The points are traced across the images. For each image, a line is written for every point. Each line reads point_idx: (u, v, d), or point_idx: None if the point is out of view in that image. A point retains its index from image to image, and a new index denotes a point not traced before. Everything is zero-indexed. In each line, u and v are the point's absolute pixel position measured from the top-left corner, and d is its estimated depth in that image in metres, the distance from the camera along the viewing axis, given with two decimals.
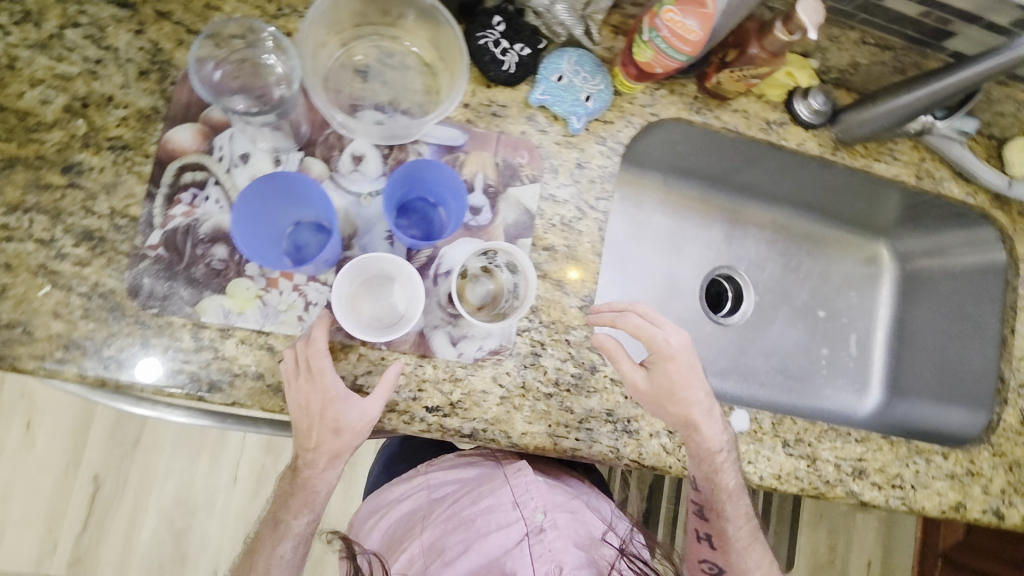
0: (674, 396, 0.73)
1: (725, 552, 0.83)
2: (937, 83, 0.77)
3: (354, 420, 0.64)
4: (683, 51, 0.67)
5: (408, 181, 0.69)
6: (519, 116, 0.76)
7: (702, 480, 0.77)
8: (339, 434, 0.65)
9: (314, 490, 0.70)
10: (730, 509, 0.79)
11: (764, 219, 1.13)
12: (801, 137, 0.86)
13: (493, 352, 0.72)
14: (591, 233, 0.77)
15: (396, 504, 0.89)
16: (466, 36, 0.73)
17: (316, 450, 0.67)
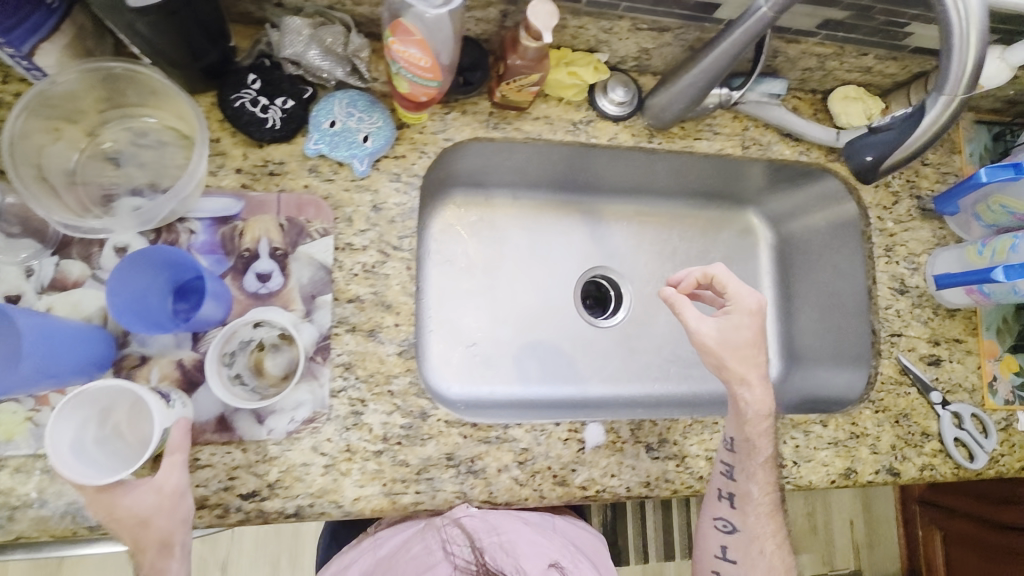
0: (744, 356, 0.74)
1: (743, 514, 0.77)
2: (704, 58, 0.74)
3: (153, 502, 0.58)
4: (429, 79, 0.63)
5: (167, 266, 0.65)
6: (300, 169, 0.72)
7: (740, 440, 0.76)
8: (147, 525, 0.58)
9: None
10: (762, 473, 0.76)
11: (628, 210, 1.10)
12: (611, 131, 0.83)
13: (307, 421, 0.69)
14: (399, 275, 0.74)
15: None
16: (221, 100, 0.69)
17: (136, 548, 0.58)
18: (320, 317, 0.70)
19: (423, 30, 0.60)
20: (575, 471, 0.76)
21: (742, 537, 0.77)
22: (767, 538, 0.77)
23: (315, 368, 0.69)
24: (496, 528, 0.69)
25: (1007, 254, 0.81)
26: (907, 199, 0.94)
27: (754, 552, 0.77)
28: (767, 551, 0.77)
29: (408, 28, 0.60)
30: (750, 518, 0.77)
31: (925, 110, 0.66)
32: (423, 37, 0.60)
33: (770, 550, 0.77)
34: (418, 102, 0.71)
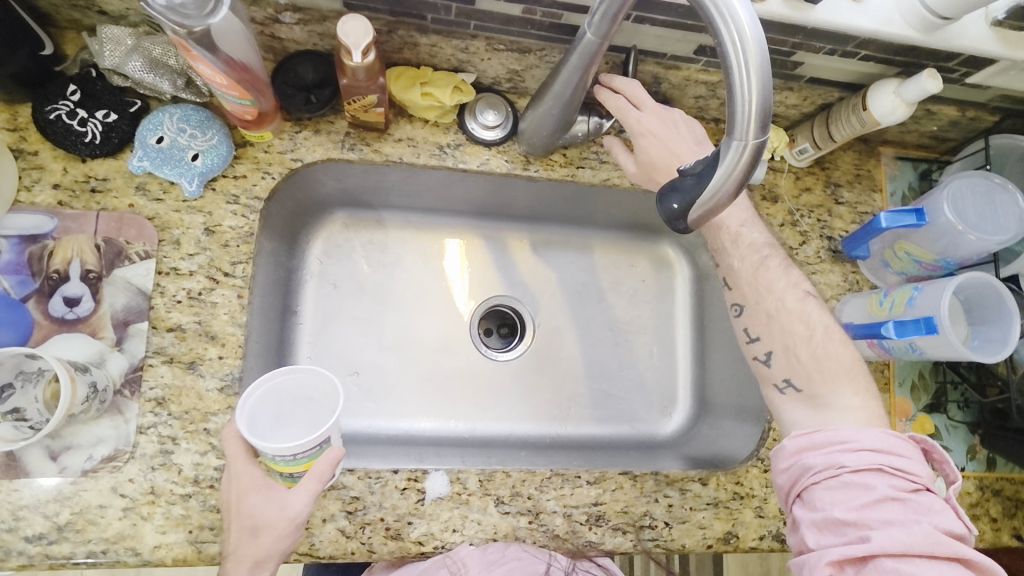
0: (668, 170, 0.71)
1: (739, 290, 0.75)
2: (552, 83, 0.66)
3: (274, 516, 0.60)
4: (231, 92, 0.60)
5: None
6: (126, 187, 0.68)
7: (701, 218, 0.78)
8: (257, 535, 0.60)
9: None
10: (736, 243, 0.75)
11: (535, 236, 1.04)
12: (483, 155, 0.78)
13: (107, 459, 0.63)
14: (228, 303, 0.69)
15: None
16: (36, 111, 0.66)
17: (234, 555, 0.60)
18: (132, 346, 0.66)
19: (200, 47, 0.55)
20: (411, 524, 0.69)
21: (750, 314, 0.74)
22: (768, 297, 0.73)
23: (121, 401, 0.64)
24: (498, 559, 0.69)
25: (905, 307, 0.75)
26: (815, 240, 0.87)
27: (766, 318, 0.73)
28: (774, 308, 0.73)
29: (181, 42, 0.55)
30: (745, 288, 0.75)
31: (720, 158, 0.44)
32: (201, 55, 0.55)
33: (776, 305, 0.73)
34: (253, 118, 0.67)
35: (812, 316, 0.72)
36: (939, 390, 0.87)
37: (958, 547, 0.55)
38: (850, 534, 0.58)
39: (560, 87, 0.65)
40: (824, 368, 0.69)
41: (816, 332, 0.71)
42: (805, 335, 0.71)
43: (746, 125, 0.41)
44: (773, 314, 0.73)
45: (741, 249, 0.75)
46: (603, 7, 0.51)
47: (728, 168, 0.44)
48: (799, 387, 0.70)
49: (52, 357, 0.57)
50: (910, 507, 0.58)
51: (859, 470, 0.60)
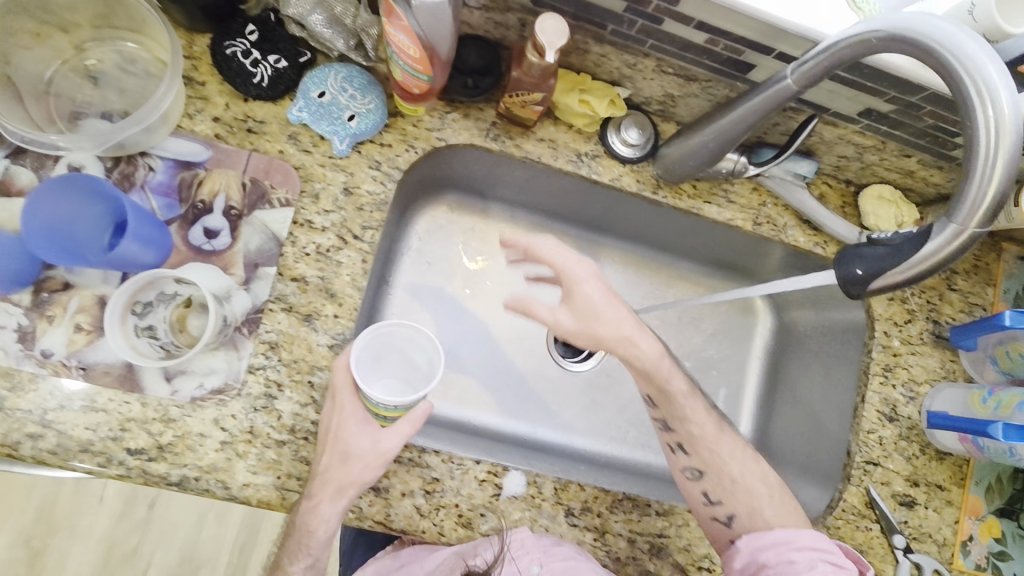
0: (592, 314, 0.70)
1: (697, 454, 0.75)
2: (720, 117, 0.67)
3: (366, 449, 0.63)
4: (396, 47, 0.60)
5: (101, 197, 0.61)
6: (279, 133, 0.70)
7: (655, 395, 0.75)
8: (347, 462, 0.62)
9: (311, 529, 0.63)
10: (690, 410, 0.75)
11: (627, 256, 1.02)
12: (617, 171, 0.79)
13: (215, 392, 0.65)
14: (352, 265, 0.70)
15: (289, 560, 0.67)
16: (214, 44, 0.68)
17: (323, 477, 0.62)
18: (258, 288, 0.67)
19: (405, 14, 0.55)
20: (483, 517, 0.70)
21: (711, 477, 0.74)
22: (730, 463, 0.74)
23: (238, 338, 0.66)
24: (554, 553, 0.68)
25: (1013, 411, 0.73)
26: (921, 320, 0.87)
27: (728, 485, 0.73)
28: (734, 475, 0.74)
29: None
30: (706, 454, 0.75)
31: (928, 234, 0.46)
32: (404, 22, 0.56)
33: (737, 472, 0.74)
34: (419, 92, 0.68)
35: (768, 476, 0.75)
36: (1015, 497, 0.84)
37: None
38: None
39: (729, 126, 0.66)
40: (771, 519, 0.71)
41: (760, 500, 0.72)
42: (765, 495, 0.73)
43: (971, 209, 0.43)
44: (736, 479, 0.74)
45: (698, 410, 0.76)
46: (820, 58, 0.52)
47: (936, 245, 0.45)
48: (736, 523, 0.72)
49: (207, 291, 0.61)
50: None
51: (806, 564, 0.65)
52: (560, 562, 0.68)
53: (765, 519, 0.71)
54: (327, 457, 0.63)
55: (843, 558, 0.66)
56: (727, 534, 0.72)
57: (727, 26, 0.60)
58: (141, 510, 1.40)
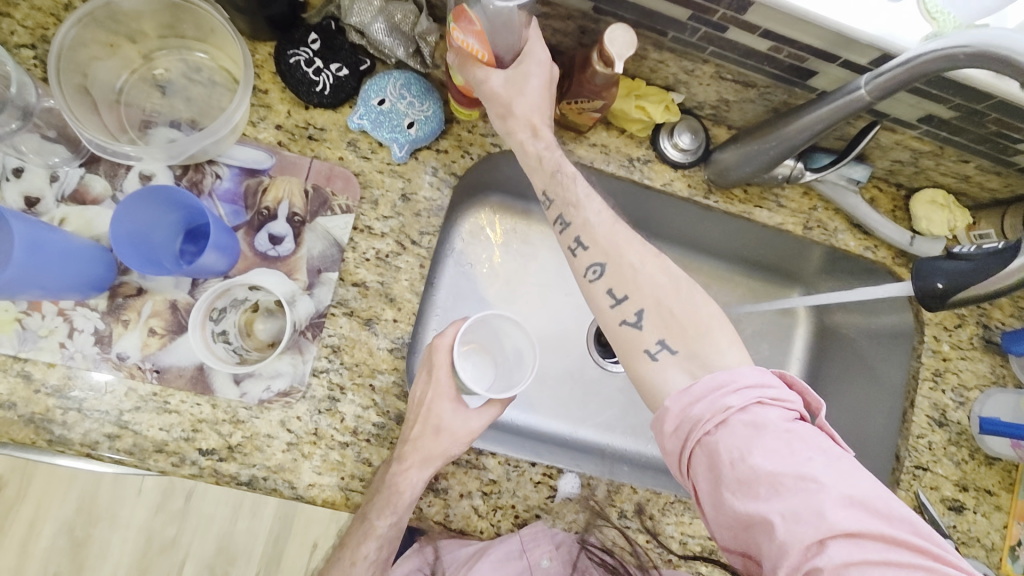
0: (523, 89, 0.63)
1: (601, 248, 0.63)
2: (782, 125, 0.67)
3: (456, 426, 0.67)
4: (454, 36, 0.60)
5: (181, 208, 0.64)
6: (339, 140, 0.71)
7: (551, 189, 0.65)
8: (438, 435, 0.66)
9: (399, 492, 0.64)
10: (590, 199, 0.65)
11: (671, 258, 0.98)
12: (668, 176, 0.79)
13: (282, 394, 0.66)
14: (411, 270, 0.71)
15: (358, 540, 0.64)
16: (278, 53, 0.69)
17: (415, 443, 0.65)
18: (321, 293, 0.68)
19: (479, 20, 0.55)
20: (537, 518, 0.71)
21: (614, 266, 0.62)
22: (626, 246, 0.62)
23: (303, 342, 0.67)
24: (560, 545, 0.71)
25: None
26: (971, 325, 0.86)
27: (668, 315, 0.59)
28: (636, 262, 0.61)
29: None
30: (605, 243, 0.63)
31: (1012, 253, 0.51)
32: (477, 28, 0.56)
33: (637, 259, 0.62)
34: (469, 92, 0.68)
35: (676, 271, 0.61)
36: None
37: (872, 506, 0.46)
38: (763, 495, 0.47)
39: (792, 134, 0.66)
40: (692, 322, 0.58)
41: (679, 291, 0.60)
42: (670, 285, 0.60)
43: None
44: (637, 269, 0.61)
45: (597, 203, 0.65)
46: (898, 70, 0.53)
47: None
48: (674, 349, 0.57)
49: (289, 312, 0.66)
50: (816, 453, 0.48)
51: (747, 409, 0.50)
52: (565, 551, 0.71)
53: (676, 310, 0.58)
54: (418, 428, 0.66)
55: (784, 394, 0.51)
56: (641, 339, 0.59)
57: (792, 34, 0.60)
58: None
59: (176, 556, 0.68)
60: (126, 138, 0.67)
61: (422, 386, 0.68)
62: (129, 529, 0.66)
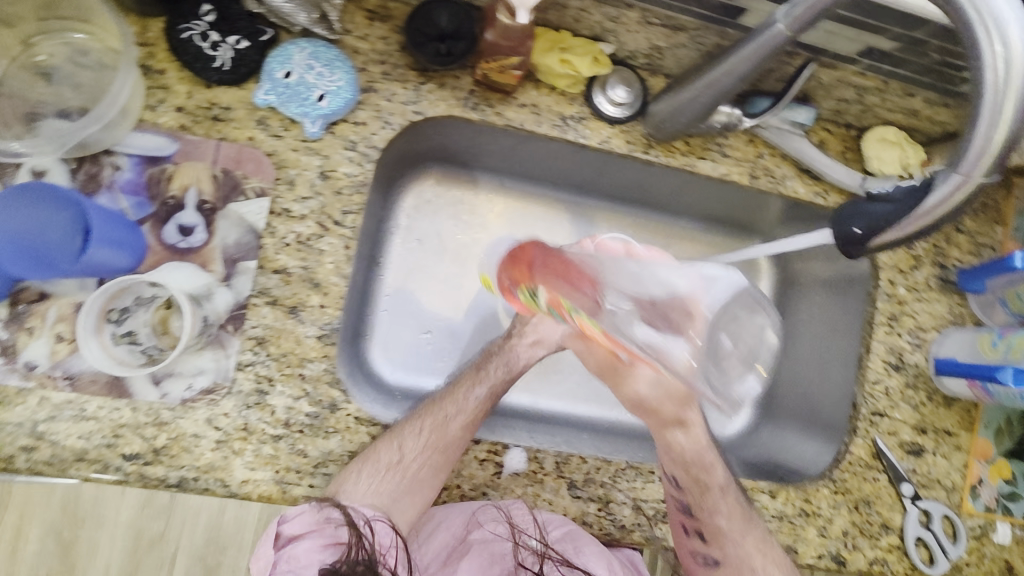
0: (682, 400, 0.70)
1: (694, 492, 0.71)
2: (710, 69, 0.63)
3: (576, 327, 0.79)
4: (601, 329, 0.56)
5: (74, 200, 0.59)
6: (247, 119, 0.66)
7: (683, 476, 0.72)
8: (559, 324, 0.79)
9: (515, 356, 0.78)
10: (709, 478, 0.72)
11: (625, 219, 0.99)
12: (605, 133, 0.75)
13: (205, 392, 0.64)
14: (335, 252, 0.68)
15: (468, 387, 0.74)
16: (169, 29, 0.63)
17: (535, 326, 0.79)
18: (239, 283, 0.65)
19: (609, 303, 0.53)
20: (485, 495, 0.72)
21: (711, 488, 0.72)
22: (739, 533, 0.71)
23: (224, 337, 0.65)
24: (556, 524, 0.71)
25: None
26: (927, 266, 0.84)
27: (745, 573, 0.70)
28: (758, 568, 0.70)
29: (545, 250, 0.70)
30: (728, 550, 0.71)
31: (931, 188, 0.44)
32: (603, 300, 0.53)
33: (760, 565, 0.70)
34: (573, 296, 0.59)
35: (734, 493, 0.73)
36: None
37: None
38: None
39: (721, 78, 0.62)
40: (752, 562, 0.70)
41: (732, 524, 0.71)
42: (742, 531, 0.71)
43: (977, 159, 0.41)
44: (721, 486, 0.72)
45: (692, 428, 0.73)
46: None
47: (941, 199, 0.43)
48: (718, 562, 0.72)
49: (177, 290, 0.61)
50: None
51: None
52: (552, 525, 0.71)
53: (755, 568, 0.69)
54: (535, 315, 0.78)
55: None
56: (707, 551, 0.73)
57: None
58: None
59: (164, 548, 0.79)
60: (12, 132, 0.61)
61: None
62: (116, 527, 0.77)
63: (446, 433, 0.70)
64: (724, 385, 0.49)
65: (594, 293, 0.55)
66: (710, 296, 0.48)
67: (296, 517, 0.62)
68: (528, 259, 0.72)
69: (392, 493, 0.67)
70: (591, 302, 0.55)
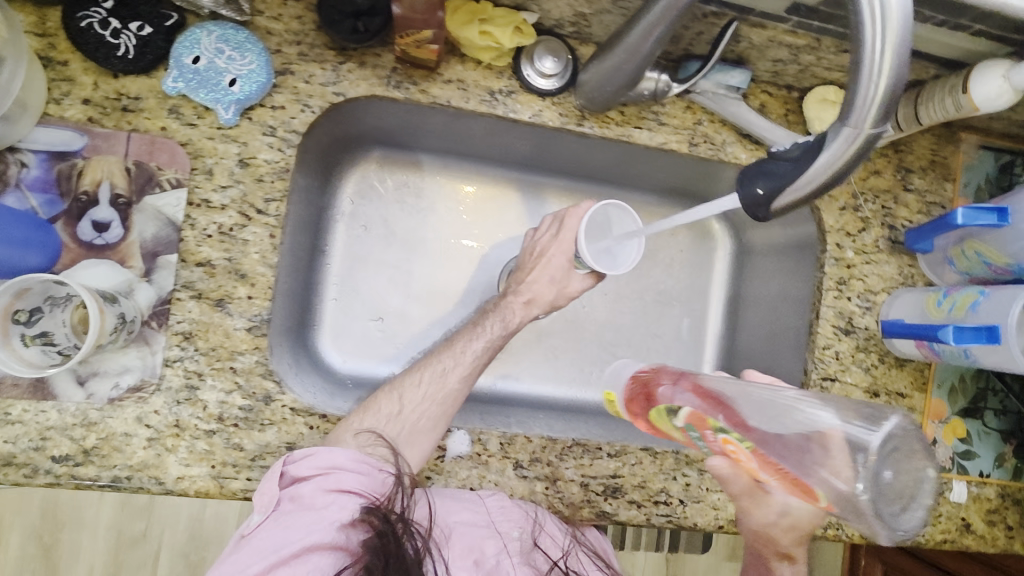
0: (796, 532, 0.67)
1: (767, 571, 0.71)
2: (626, 34, 0.62)
3: (562, 286, 0.77)
4: (749, 449, 0.57)
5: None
6: (158, 109, 0.64)
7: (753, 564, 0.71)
8: (553, 286, 0.77)
9: (513, 316, 0.75)
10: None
11: (576, 194, 0.98)
12: (536, 106, 0.73)
13: (133, 389, 0.63)
14: (259, 241, 0.66)
15: (466, 339, 0.71)
16: (67, 18, 0.61)
17: (528, 283, 0.77)
18: (161, 278, 0.64)
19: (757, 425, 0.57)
20: (429, 479, 0.71)
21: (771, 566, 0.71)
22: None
23: (148, 333, 0.63)
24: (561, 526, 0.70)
25: (966, 312, 0.70)
26: (876, 227, 0.83)
27: None
28: None
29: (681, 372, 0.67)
30: None
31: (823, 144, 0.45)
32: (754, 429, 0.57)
33: None
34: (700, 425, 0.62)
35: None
36: (978, 396, 0.83)
37: None
38: None
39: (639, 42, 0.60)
40: None
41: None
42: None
43: (863, 110, 0.42)
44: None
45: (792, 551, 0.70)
46: None
47: (834, 153, 0.44)
48: None
49: (77, 286, 0.55)
50: None
51: None
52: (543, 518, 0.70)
53: None
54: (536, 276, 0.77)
55: None
56: None
57: None
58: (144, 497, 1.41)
59: None
60: None
61: (551, 238, 0.77)
62: None
63: (446, 385, 0.68)
64: (893, 519, 0.52)
65: (747, 419, 0.58)
66: (842, 428, 0.54)
67: (304, 458, 0.60)
68: (658, 390, 0.66)
69: (395, 441, 0.64)
70: (701, 410, 0.61)
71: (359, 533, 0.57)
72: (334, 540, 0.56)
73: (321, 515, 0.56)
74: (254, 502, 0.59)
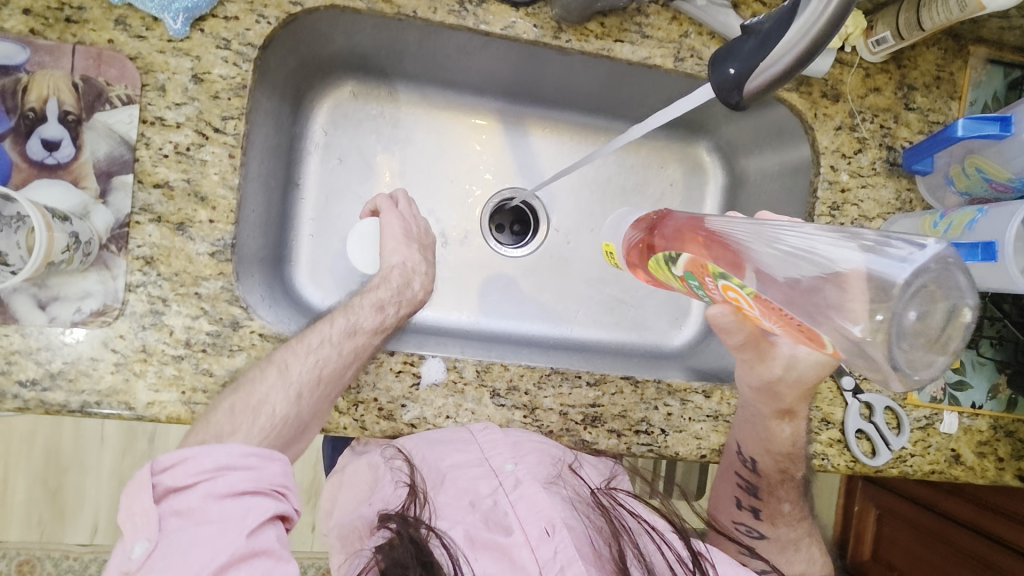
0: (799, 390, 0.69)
1: (767, 478, 0.75)
2: None
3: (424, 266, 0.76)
4: (750, 295, 0.52)
5: None
6: (104, 20, 0.61)
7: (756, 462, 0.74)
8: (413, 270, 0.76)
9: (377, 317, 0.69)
10: (775, 483, 0.76)
11: (558, 124, 0.93)
12: (508, 17, 0.70)
13: (96, 314, 0.62)
14: (219, 162, 0.64)
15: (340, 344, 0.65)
16: None
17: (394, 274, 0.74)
18: (118, 199, 0.62)
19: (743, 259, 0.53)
20: (404, 407, 0.70)
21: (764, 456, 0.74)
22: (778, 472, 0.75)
23: (108, 256, 0.62)
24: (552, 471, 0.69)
25: (963, 231, 0.67)
26: (873, 148, 0.78)
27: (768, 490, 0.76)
28: (791, 539, 0.76)
29: (683, 218, 0.62)
30: (772, 501, 0.76)
31: (796, 11, 0.44)
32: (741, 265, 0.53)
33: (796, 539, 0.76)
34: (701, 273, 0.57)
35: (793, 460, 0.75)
36: (974, 326, 0.80)
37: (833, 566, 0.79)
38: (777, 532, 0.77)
39: None
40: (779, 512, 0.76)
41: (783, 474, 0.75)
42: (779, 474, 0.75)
43: None
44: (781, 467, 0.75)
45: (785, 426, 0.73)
46: None
47: (805, 20, 0.44)
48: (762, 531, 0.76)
49: (24, 201, 0.53)
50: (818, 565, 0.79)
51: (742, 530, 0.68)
52: (527, 451, 0.69)
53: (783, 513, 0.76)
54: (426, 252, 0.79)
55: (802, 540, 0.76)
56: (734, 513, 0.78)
57: None
58: (143, 445, 1.42)
59: None
60: None
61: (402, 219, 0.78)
62: (104, 474, 1.42)
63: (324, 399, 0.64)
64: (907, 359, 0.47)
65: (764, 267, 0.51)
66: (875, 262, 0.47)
67: (177, 464, 0.49)
68: (658, 237, 0.65)
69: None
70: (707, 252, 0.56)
71: (268, 533, 0.48)
72: (243, 550, 0.45)
73: (218, 538, 0.45)
74: (123, 525, 0.47)
